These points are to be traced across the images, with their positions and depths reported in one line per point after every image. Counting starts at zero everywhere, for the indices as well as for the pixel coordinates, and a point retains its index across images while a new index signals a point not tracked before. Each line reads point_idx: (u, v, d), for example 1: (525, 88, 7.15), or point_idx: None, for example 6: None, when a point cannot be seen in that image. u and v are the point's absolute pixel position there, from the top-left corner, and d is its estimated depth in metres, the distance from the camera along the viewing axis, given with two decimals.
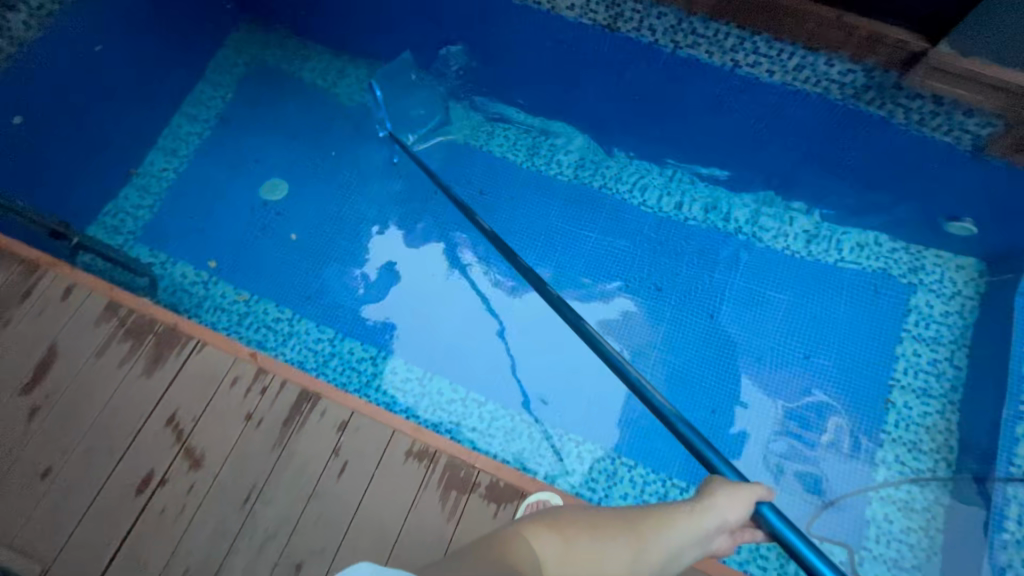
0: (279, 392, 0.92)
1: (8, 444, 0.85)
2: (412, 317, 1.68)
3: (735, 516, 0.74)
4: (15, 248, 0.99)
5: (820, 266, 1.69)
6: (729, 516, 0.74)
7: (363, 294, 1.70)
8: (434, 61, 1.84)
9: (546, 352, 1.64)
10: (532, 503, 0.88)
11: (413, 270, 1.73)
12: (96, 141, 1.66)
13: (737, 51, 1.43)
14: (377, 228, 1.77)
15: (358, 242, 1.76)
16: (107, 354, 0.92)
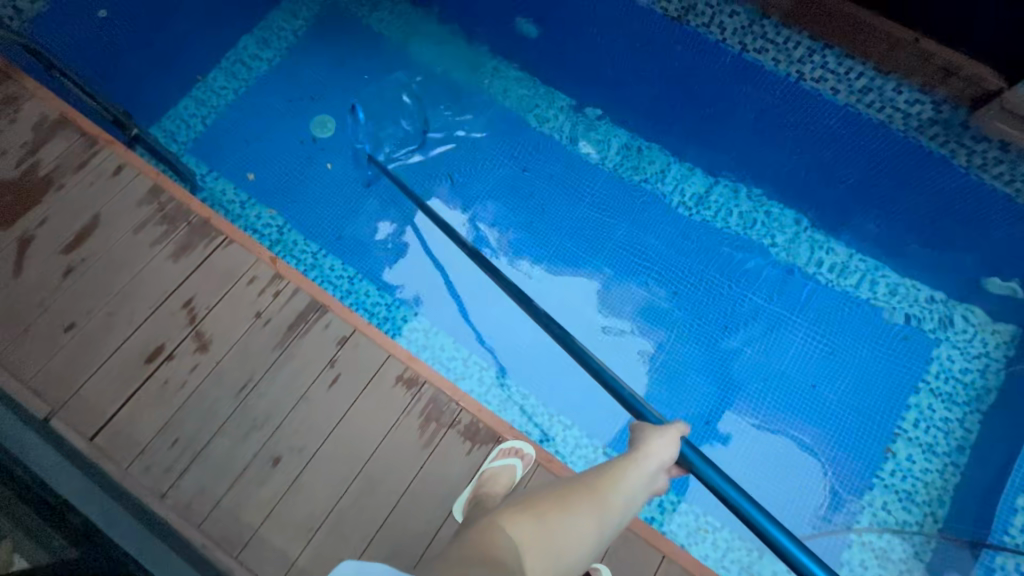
0: (290, 299, 0.95)
1: (42, 294, 0.92)
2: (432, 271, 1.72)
3: (666, 456, 0.81)
4: (79, 121, 1.05)
5: (847, 300, 1.65)
6: (663, 455, 0.81)
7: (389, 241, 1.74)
8: (500, 27, 1.85)
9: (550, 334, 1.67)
10: (505, 448, 0.90)
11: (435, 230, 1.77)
12: (170, 49, 1.75)
13: (804, 63, 1.40)
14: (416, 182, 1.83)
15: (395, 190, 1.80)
16: (142, 233, 0.98)
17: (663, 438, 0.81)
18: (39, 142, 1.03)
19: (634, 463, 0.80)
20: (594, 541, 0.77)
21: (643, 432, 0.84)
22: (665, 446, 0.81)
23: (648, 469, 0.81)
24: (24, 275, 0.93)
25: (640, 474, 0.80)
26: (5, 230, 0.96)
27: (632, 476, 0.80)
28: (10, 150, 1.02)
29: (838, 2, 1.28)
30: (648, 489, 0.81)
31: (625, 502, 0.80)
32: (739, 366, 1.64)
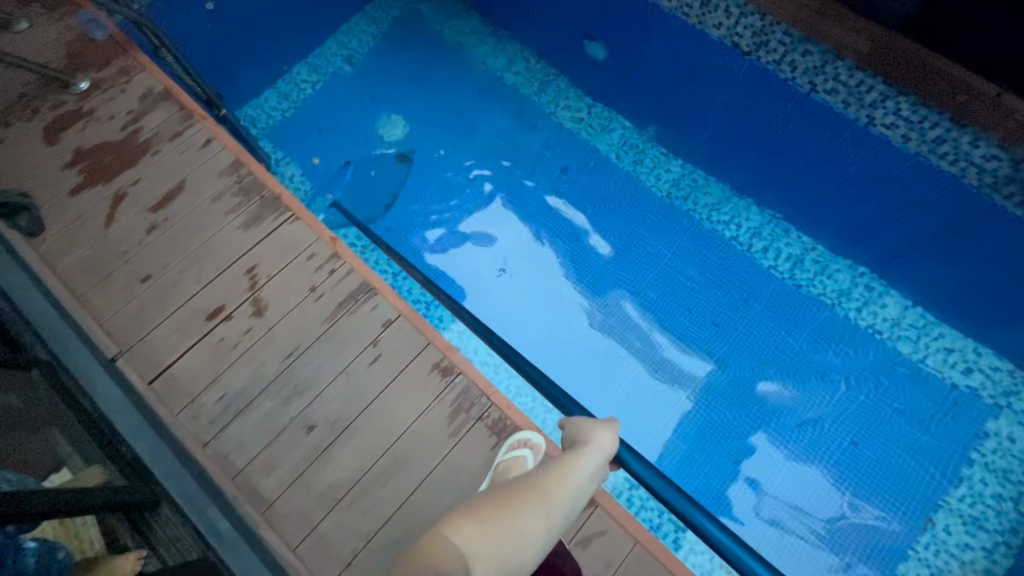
0: (344, 278, 1.00)
1: (127, 246, 1.01)
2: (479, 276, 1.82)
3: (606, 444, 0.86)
4: (180, 97, 1.15)
5: (900, 356, 1.60)
6: (604, 444, 0.85)
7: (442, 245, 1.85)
8: (570, 48, 1.90)
9: (569, 346, 1.73)
10: (514, 440, 0.90)
11: (479, 236, 1.87)
12: (263, 45, 1.88)
13: (876, 108, 1.36)
14: (472, 188, 1.92)
15: (450, 195, 1.91)
16: (220, 201, 1.05)
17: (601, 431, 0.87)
18: (142, 111, 1.14)
19: (584, 454, 0.82)
20: (542, 542, 0.72)
21: (587, 427, 0.87)
22: (605, 438, 0.86)
23: (592, 461, 0.83)
24: (113, 227, 1.03)
25: (588, 464, 0.81)
26: (103, 186, 1.06)
27: (580, 466, 0.81)
28: (117, 116, 1.13)
29: (918, 49, 1.26)
30: (593, 481, 0.82)
31: (570, 496, 0.78)
32: (772, 410, 1.61)
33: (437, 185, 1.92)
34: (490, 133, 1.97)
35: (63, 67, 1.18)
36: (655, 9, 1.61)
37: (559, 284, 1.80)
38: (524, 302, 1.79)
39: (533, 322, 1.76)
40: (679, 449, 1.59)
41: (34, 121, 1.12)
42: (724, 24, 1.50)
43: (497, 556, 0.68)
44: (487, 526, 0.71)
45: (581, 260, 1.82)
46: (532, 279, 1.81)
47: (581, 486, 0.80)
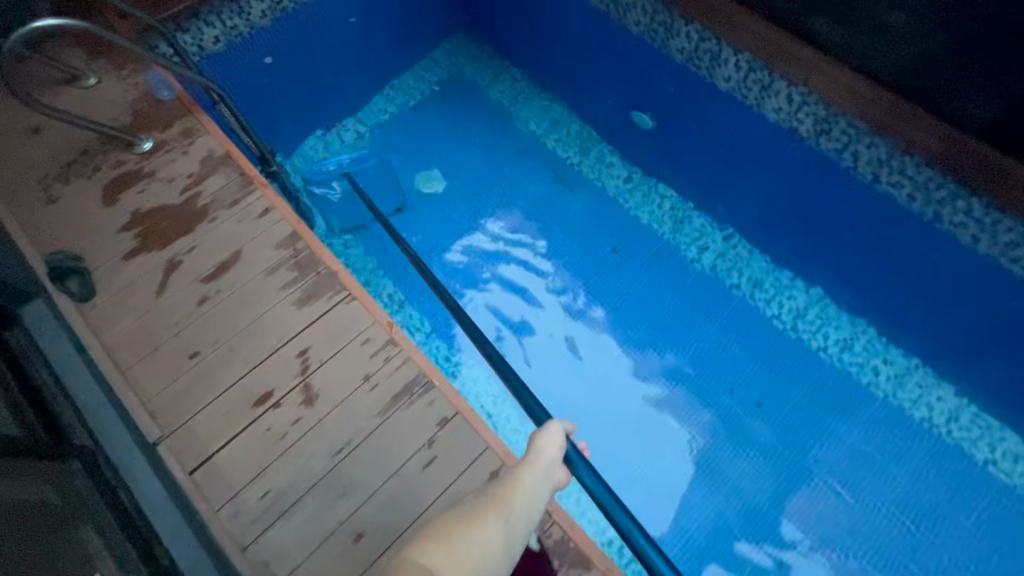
0: (399, 367, 0.94)
1: (177, 318, 0.98)
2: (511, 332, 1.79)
3: (554, 450, 0.86)
4: (242, 163, 1.14)
5: (959, 458, 1.52)
6: (551, 449, 0.86)
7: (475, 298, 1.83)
8: (617, 116, 1.89)
9: (596, 412, 1.69)
10: None
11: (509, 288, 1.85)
12: (313, 98, 1.90)
13: (944, 205, 1.30)
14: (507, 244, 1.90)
15: (485, 249, 1.89)
16: (275, 276, 1.02)
17: (548, 432, 0.86)
18: (203, 175, 1.12)
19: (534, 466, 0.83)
20: (505, 550, 0.71)
21: (532, 435, 0.88)
22: (550, 441, 0.86)
23: (543, 466, 0.84)
24: (164, 297, 0.99)
25: (536, 471, 0.82)
26: (158, 251, 1.04)
27: (530, 475, 0.82)
28: (177, 178, 1.12)
29: (994, 152, 1.20)
30: (547, 487, 0.83)
31: (530, 500, 0.79)
32: (815, 502, 1.54)
33: (473, 242, 1.91)
34: (531, 194, 1.96)
35: (126, 126, 1.17)
36: (708, 87, 1.58)
37: (590, 345, 1.77)
38: (547, 363, 1.75)
39: (554, 385, 1.73)
40: (716, 539, 1.53)
41: (93, 179, 1.11)
42: (784, 109, 1.45)
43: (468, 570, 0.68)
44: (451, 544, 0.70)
45: (615, 324, 1.79)
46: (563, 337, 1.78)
47: (537, 491, 0.81)
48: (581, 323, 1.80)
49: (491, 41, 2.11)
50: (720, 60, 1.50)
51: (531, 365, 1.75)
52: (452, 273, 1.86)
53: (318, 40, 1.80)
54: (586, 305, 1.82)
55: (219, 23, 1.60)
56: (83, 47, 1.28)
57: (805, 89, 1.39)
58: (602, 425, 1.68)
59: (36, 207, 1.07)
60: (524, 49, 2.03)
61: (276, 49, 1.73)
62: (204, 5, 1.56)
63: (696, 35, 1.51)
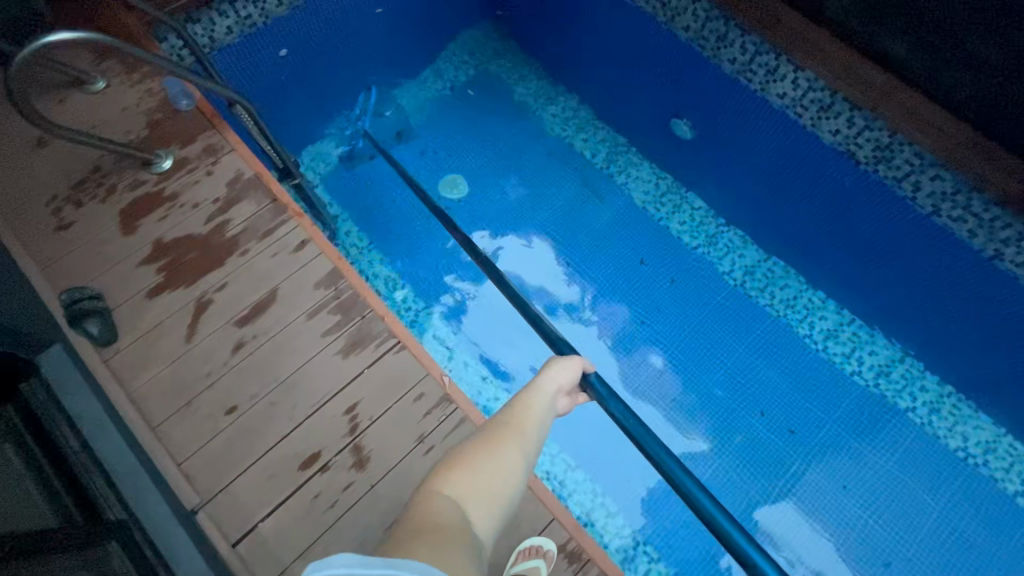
0: (456, 427, 0.91)
1: (210, 368, 0.92)
2: None
3: (567, 379, 0.81)
4: (274, 188, 1.06)
5: (997, 489, 1.45)
6: (561, 381, 0.80)
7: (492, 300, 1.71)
8: (652, 122, 1.77)
9: None
10: None
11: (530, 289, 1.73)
12: (329, 93, 1.78)
13: (1007, 244, 1.24)
14: (527, 243, 1.79)
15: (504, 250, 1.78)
16: (315, 321, 0.97)
17: (562, 365, 0.81)
18: (230, 200, 1.05)
19: (535, 391, 0.79)
20: (523, 472, 0.69)
21: (542, 367, 0.81)
22: (563, 373, 0.80)
23: (548, 393, 0.79)
24: (196, 342, 0.94)
25: (542, 399, 0.78)
26: (185, 289, 0.97)
27: (536, 402, 0.77)
28: (202, 204, 1.04)
29: None
30: (554, 413, 0.79)
31: (537, 427, 0.75)
32: (846, 533, 1.45)
33: (492, 242, 1.78)
34: (561, 202, 1.83)
35: (141, 142, 1.08)
36: (760, 101, 1.47)
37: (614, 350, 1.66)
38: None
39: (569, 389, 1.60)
40: None
41: (108, 204, 1.02)
42: (842, 132, 1.36)
43: (490, 494, 0.66)
44: (467, 473, 0.67)
45: (642, 340, 1.67)
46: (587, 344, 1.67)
47: (545, 419, 0.77)
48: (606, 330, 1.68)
49: (517, 34, 1.99)
50: (776, 75, 1.40)
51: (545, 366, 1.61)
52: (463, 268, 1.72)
53: (338, 32, 1.66)
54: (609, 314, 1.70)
55: (232, 12, 1.45)
56: (90, 48, 1.18)
57: (871, 115, 1.30)
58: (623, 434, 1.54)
59: (46, 234, 0.99)
60: (552, 45, 1.91)
61: (292, 41, 1.59)
62: None
63: (752, 47, 1.41)
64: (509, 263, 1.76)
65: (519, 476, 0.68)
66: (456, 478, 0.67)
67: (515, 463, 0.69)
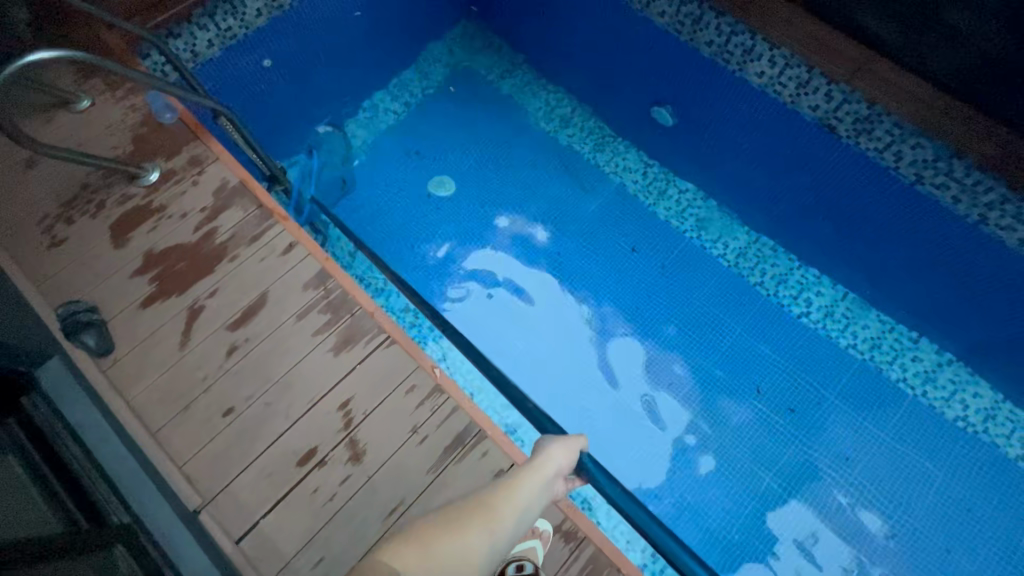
0: (449, 416, 0.94)
1: (205, 372, 0.94)
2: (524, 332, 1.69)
3: (564, 462, 0.84)
4: (261, 194, 1.09)
5: (997, 455, 1.46)
6: (561, 462, 0.84)
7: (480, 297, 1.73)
8: (635, 108, 1.78)
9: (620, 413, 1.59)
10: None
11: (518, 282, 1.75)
12: (314, 100, 1.80)
13: (992, 208, 1.25)
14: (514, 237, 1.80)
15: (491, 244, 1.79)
16: (306, 320, 0.99)
17: (565, 446, 0.85)
18: (217, 208, 1.08)
19: (533, 469, 0.81)
20: (486, 558, 0.67)
21: (543, 443, 0.86)
22: (562, 454, 0.84)
23: (546, 475, 0.81)
24: (189, 348, 0.96)
25: (539, 476, 0.80)
26: (176, 297, 1.00)
27: (532, 477, 0.80)
28: (190, 214, 1.07)
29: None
30: (545, 497, 0.79)
31: (522, 506, 0.75)
32: (849, 504, 1.46)
33: (480, 240, 1.79)
34: (549, 193, 1.84)
35: (128, 158, 1.11)
36: (738, 81, 1.48)
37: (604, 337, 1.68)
38: (555, 365, 1.65)
39: (561, 387, 1.63)
40: (750, 545, 1.45)
41: (98, 219, 1.05)
42: (821, 107, 1.37)
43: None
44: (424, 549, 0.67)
45: (634, 326, 1.68)
46: (577, 333, 1.68)
47: (531, 502, 0.77)
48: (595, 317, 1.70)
49: (497, 30, 2.00)
50: (753, 54, 1.41)
51: (536, 366, 1.65)
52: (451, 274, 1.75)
53: (319, 38, 1.68)
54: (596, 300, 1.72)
55: (213, 26, 1.46)
56: (73, 68, 1.20)
57: (848, 88, 1.31)
58: (618, 427, 1.58)
59: (39, 252, 1.02)
60: (532, 38, 1.92)
61: (274, 50, 1.61)
62: (196, 7, 1.43)
63: (727, 28, 1.42)
64: (495, 258, 1.77)
65: (483, 556, 0.67)
66: (409, 557, 0.66)
67: (476, 536, 0.68)
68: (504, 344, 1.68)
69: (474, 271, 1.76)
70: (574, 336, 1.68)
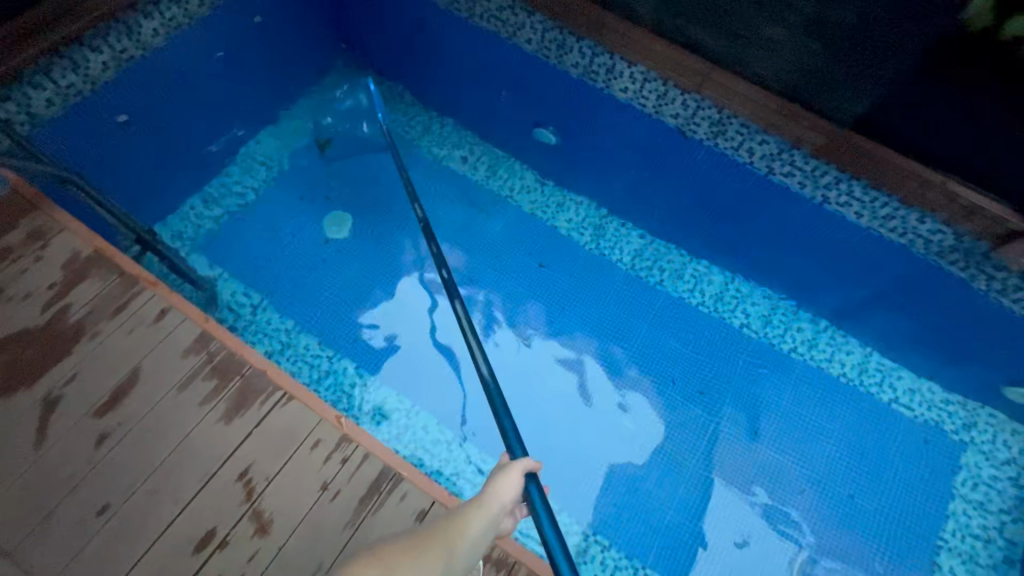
0: (360, 466, 0.90)
1: (70, 469, 0.83)
2: (443, 361, 1.65)
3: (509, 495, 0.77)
4: (122, 260, 1.01)
5: (873, 402, 1.65)
6: (504, 494, 0.77)
7: (391, 331, 1.67)
8: (521, 131, 1.85)
9: (550, 425, 1.62)
10: None
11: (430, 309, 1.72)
12: (182, 151, 1.67)
13: (830, 189, 1.42)
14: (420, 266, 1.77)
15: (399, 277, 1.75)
16: (189, 391, 0.91)
17: (501, 481, 0.77)
18: (70, 282, 0.98)
19: (478, 505, 0.77)
20: None
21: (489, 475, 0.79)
22: (503, 486, 0.77)
23: (495, 510, 0.76)
24: (48, 444, 0.85)
25: (484, 514, 0.75)
26: (27, 388, 0.88)
27: (476, 516, 0.75)
28: (36, 292, 0.96)
29: (843, 132, 1.34)
30: (493, 533, 0.76)
31: (472, 543, 0.73)
32: (763, 470, 1.57)
33: (386, 278, 1.74)
34: (449, 221, 1.85)
35: None
36: (608, 97, 1.59)
37: (525, 353, 1.70)
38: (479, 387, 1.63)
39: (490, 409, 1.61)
40: (686, 532, 1.50)
41: None
42: (681, 115, 1.51)
43: None
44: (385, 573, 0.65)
45: (552, 337, 1.73)
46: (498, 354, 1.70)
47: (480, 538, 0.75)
48: (517, 333, 1.72)
49: (375, 67, 2.00)
50: (615, 72, 1.52)
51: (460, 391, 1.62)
52: (360, 309, 1.69)
53: (180, 86, 1.58)
54: (508, 318, 1.74)
55: (49, 83, 1.29)
56: None
57: (699, 96, 1.45)
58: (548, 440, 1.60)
59: None
60: (410, 71, 1.94)
61: (130, 103, 1.48)
62: (24, 64, 1.24)
63: (589, 50, 1.52)
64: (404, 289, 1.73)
65: None
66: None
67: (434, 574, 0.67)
68: (424, 376, 1.63)
69: (388, 306, 1.71)
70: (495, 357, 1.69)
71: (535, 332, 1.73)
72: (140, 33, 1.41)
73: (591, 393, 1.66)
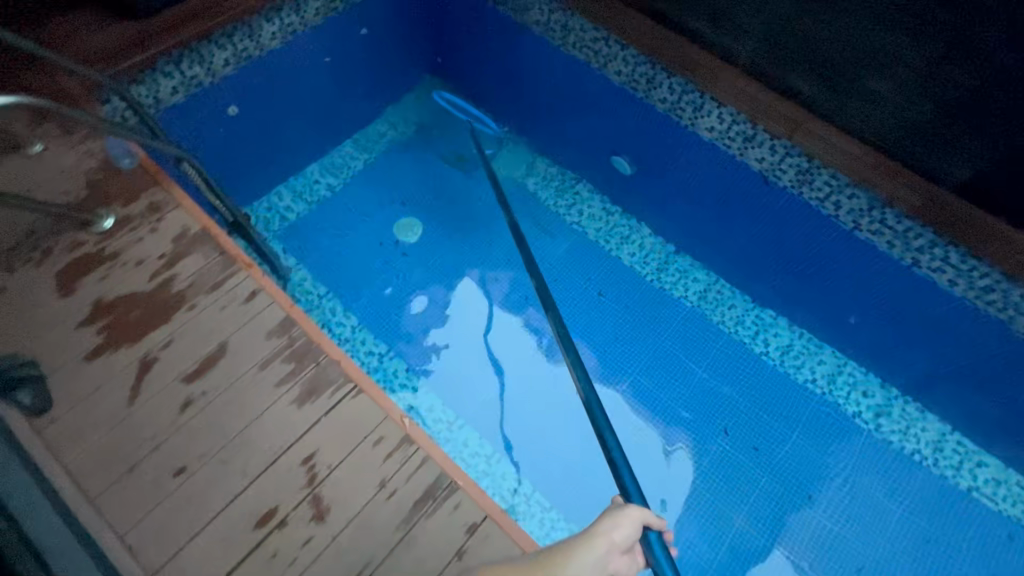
0: (418, 469, 0.91)
1: (155, 430, 0.89)
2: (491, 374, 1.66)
3: (622, 538, 0.79)
4: (224, 240, 1.08)
5: (947, 487, 1.52)
6: (616, 538, 0.79)
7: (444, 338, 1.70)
8: (599, 159, 1.86)
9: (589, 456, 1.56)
10: None
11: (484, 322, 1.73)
12: (278, 145, 1.78)
13: (923, 252, 1.34)
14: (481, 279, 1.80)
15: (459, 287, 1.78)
16: (269, 370, 0.96)
17: (618, 519, 0.80)
18: (176, 255, 1.05)
19: (585, 542, 0.79)
20: None
21: (603, 514, 0.82)
22: (615, 529, 0.79)
23: (604, 549, 0.79)
24: (139, 403, 0.91)
25: (591, 551, 0.78)
26: (128, 348, 0.95)
27: (582, 553, 0.78)
28: (147, 261, 1.04)
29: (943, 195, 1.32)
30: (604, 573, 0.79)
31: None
32: (816, 542, 1.47)
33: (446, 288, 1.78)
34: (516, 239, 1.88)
35: (82, 203, 1.08)
36: (691, 134, 1.57)
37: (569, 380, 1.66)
38: (523, 406, 1.62)
39: (532, 430, 1.59)
40: None
41: (44, 268, 1.01)
42: (767, 159, 1.46)
43: None
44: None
45: (604, 368, 1.70)
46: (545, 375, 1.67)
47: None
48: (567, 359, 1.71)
49: (463, 84, 2.08)
50: (703, 111, 1.51)
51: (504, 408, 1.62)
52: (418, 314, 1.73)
53: (286, 85, 1.68)
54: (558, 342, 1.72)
55: (177, 73, 1.42)
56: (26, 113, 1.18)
57: (789, 143, 1.41)
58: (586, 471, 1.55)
59: None
60: (496, 91, 2.00)
61: (241, 97, 1.59)
62: (158, 54, 1.38)
63: (679, 87, 1.52)
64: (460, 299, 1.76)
65: None
66: None
67: None
68: (471, 388, 1.64)
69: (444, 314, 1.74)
70: (541, 377, 1.66)
71: (587, 360, 1.71)
72: (260, 37, 1.54)
73: (637, 431, 1.62)
